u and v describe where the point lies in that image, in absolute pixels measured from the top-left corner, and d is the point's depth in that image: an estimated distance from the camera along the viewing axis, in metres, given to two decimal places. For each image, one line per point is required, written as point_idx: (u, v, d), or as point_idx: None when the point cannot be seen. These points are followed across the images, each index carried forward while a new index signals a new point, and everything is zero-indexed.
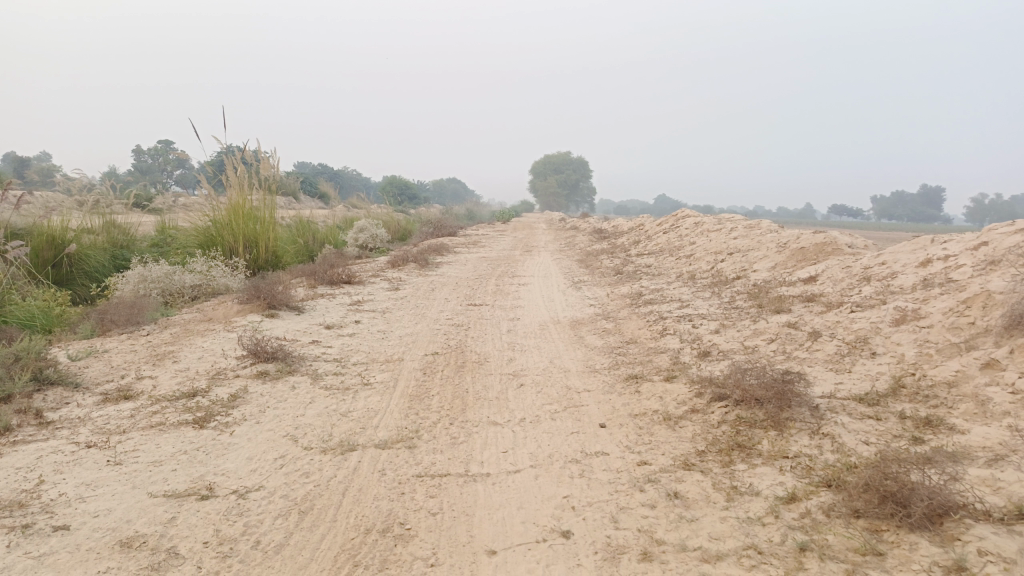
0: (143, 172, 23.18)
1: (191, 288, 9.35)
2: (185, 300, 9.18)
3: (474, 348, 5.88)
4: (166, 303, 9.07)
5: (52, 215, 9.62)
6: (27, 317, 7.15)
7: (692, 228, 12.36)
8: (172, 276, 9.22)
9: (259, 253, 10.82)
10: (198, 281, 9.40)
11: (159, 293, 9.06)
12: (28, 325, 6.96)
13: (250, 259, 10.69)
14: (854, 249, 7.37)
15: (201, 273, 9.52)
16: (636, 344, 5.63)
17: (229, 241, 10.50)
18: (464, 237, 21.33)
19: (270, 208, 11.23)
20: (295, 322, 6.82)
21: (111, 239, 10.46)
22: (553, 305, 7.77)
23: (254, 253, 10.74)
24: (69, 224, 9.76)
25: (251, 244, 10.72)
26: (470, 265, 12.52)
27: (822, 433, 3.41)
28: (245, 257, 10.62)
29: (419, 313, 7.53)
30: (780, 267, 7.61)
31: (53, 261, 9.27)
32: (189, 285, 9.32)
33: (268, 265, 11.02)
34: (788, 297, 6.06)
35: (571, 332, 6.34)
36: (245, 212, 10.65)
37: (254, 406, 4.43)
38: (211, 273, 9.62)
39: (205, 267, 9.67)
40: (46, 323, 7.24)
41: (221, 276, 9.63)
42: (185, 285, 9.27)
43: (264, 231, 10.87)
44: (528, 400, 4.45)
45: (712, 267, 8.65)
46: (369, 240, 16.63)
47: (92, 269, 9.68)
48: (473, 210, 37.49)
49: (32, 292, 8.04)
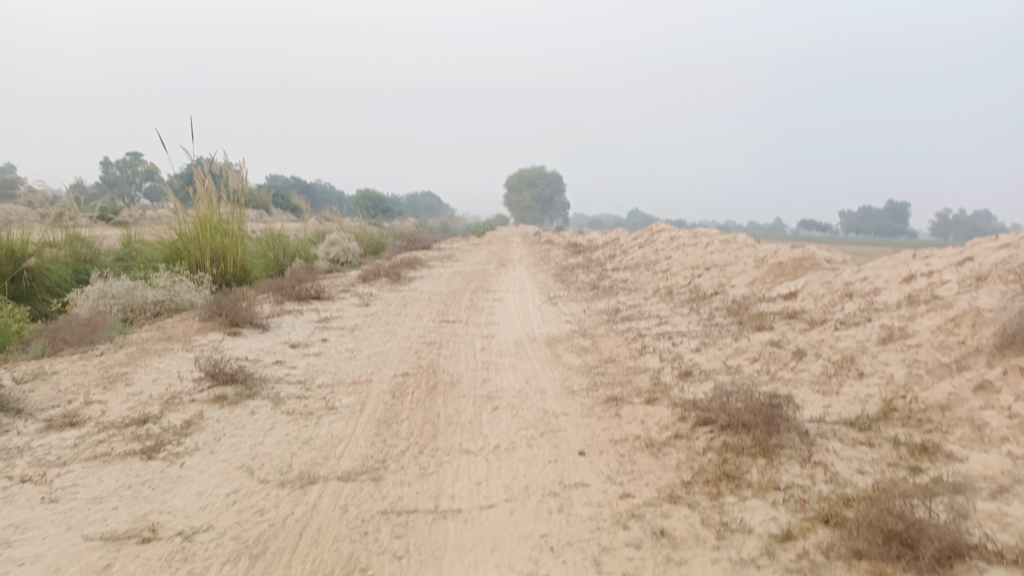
0: (110, 184, 22.61)
1: (154, 304, 8.98)
2: (147, 318, 8.80)
3: (447, 368, 5.63)
4: (126, 321, 8.69)
5: (11, 228, 9.21)
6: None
7: (668, 242, 12.25)
8: (134, 292, 8.83)
9: (227, 268, 10.46)
10: (162, 297, 9.03)
11: (119, 309, 8.67)
12: None
13: (217, 273, 10.34)
14: (833, 264, 7.27)
15: (165, 288, 9.15)
16: (614, 363, 5.42)
17: (195, 255, 10.13)
18: (438, 251, 21.06)
19: (239, 221, 10.90)
20: (259, 340, 6.52)
21: (74, 253, 10.05)
22: (528, 322, 7.55)
23: (222, 267, 10.39)
24: (29, 238, 9.35)
25: (218, 258, 10.37)
26: (443, 279, 12.27)
27: (814, 461, 3.22)
28: (212, 271, 10.26)
29: (389, 331, 7.26)
30: (759, 282, 7.48)
31: (12, 275, 8.86)
32: (151, 302, 8.94)
33: (236, 280, 10.67)
34: (769, 314, 5.90)
35: (547, 351, 6.12)
36: (212, 226, 10.31)
37: (209, 434, 4.13)
38: (176, 288, 9.26)
39: (169, 282, 9.30)
40: (4, 338, 6.87)
41: (185, 291, 9.27)
42: (148, 301, 8.88)
43: (232, 244, 10.53)
44: (502, 425, 4.21)
45: (689, 283, 8.50)
46: (341, 254, 16.27)
47: (54, 284, 9.27)
48: (448, 224, 37.23)
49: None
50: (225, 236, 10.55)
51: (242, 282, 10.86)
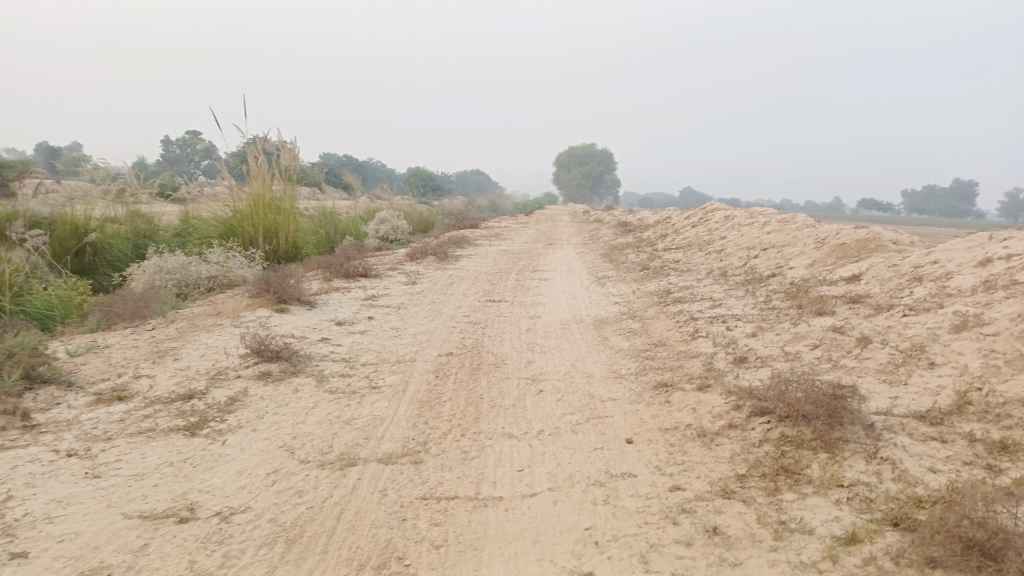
0: (170, 162, 23.14)
1: (207, 280, 9.09)
2: (200, 293, 8.92)
3: (491, 349, 5.52)
4: (180, 295, 8.83)
5: (75, 203, 9.44)
6: (45, 306, 6.96)
7: (722, 222, 11.86)
8: (188, 267, 8.95)
9: (279, 244, 10.55)
10: (215, 273, 9.13)
11: (174, 284, 8.81)
12: (47, 321, 6.83)
13: (269, 249, 10.43)
14: (900, 246, 6.88)
15: (218, 264, 9.26)
16: (665, 347, 5.23)
17: (249, 232, 10.25)
18: (487, 229, 20.96)
19: (291, 199, 10.97)
20: (305, 317, 6.52)
21: (134, 229, 10.23)
22: (576, 302, 7.38)
23: (274, 244, 10.47)
24: (92, 213, 9.57)
25: (271, 234, 10.46)
26: (491, 258, 12.15)
27: (881, 457, 3.00)
28: (264, 247, 10.36)
29: (435, 309, 7.18)
30: (819, 265, 7.15)
31: (76, 250, 9.09)
32: (204, 277, 9.06)
33: (288, 257, 10.76)
34: (830, 298, 5.61)
35: (595, 333, 5.96)
36: (265, 203, 10.41)
37: (252, 412, 4.11)
38: (229, 263, 9.36)
39: (222, 258, 9.41)
40: (67, 311, 7.11)
41: (238, 266, 9.37)
42: (201, 276, 9.00)
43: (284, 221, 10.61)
44: (547, 410, 4.08)
45: (744, 264, 8.19)
46: (390, 231, 16.29)
47: (116, 258, 9.44)
48: (497, 202, 37.11)
49: (50, 281, 7.83)
50: (277, 213, 10.63)
51: (293, 259, 10.95)
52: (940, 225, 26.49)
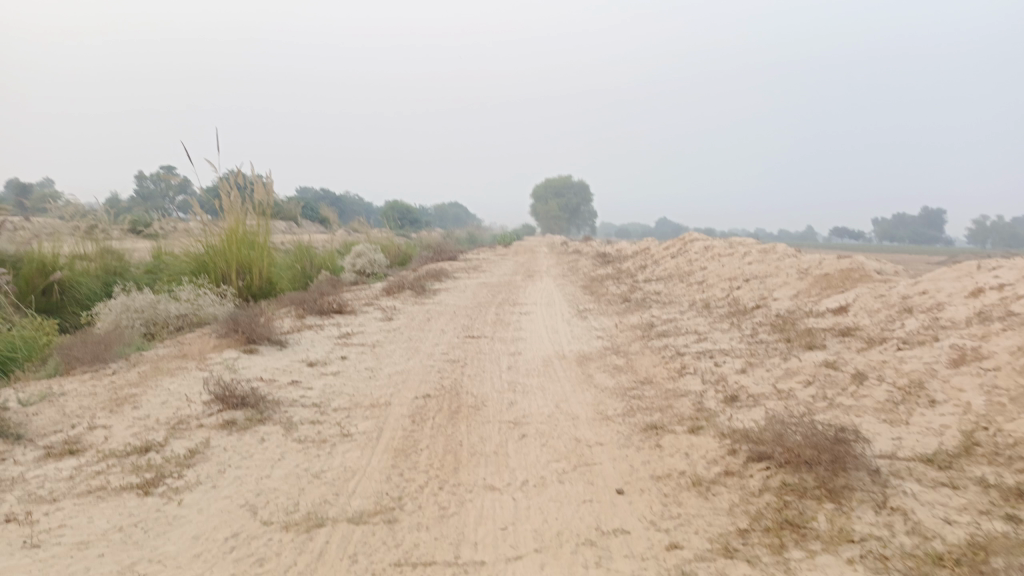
0: (144, 198, 22.76)
1: (177, 318, 8.75)
2: (169, 332, 8.58)
3: (471, 390, 5.27)
4: (148, 335, 8.48)
5: (42, 240, 9.15)
6: (7, 348, 6.67)
7: (701, 252, 11.78)
8: (157, 305, 8.63)
9: (253, 279, 10.31)
10: (185, 311, 8.79)
11: (142, 323, 8.46)
12: (9, 360, 6.55)
13: (243, 285, 10.14)
14: (885, 275, 6.78)
15: (189, 301, 8.93)
16: (652, 385, 5.01)
17: (221, 267, 9.95)
18: (465, 262, 20.79)
19: (265, 232, 10.70)
20: (275, 359, 6.22)
21: (105, 266, 9.81)
22: (557, 338, 7.17)
23: (248, 280, 10.19)
24: (60, 251, 9.22)
25: (244, 270, 10.18)
26: (469, 292, 11.94)
27: (891, 507, 2.79)
28: (237, 283, 10.07)
29: (412, 348, 6.92)
30: (803, 295, 7.02)
31: (43, 289, 8.72)
32: (174, 315, 8.72)
33: (261, 292, 10.53)
34: (819, 331, 5.45)
35: (578, 370, 5.74)
36: (239, 238, 10.12)
37: (213, 465, 3.82)
38: (200, 300, 9.02)
39: (193, 295, 9.09)
40: (31, 352, 6.83)
41: (210, 303, 9.05)
42: (170, 315, 8.66)
43: (258, 255, 10.35)
44: (531, 457, 3.83)
45: (727, 295, 8.06)
46: (366, 265, 16.05)
47: (85, 296, 9.06)
48: (475, 234, 37.03)
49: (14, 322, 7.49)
50: (251, 248, 10.35)
51: (267, 295, 10.66)
52: (910, 252, 26.97)
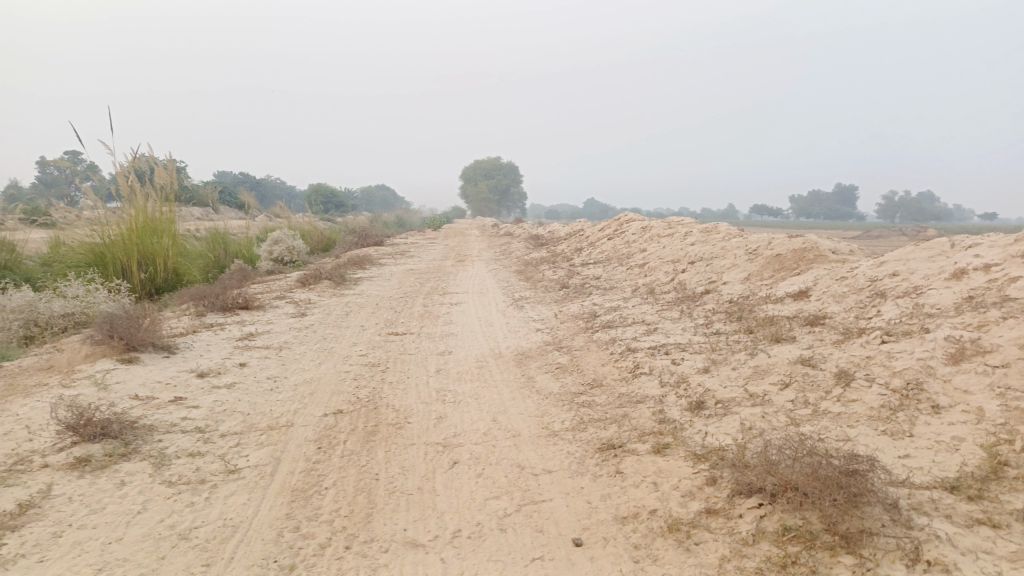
0: (46, 185, 20.82)
1: (62, 318, 7.54)
2: (54, 334, 7.35)
3: (391, 403, 4.45)
4: (29, 339, 7.26)
5: None
6: None
7: (639, 233, 11.20)
8: (37, 304, 7.42)
9: (157, 272, 9.16)
10: (72, 309, 7.56)
11: (21, 325, 7.25)
12: None
13: (145, 277, 9.03)
14: (840, 255, 6.30)
15: (77, 298, 7.71)
16: (602, 389, 4.33)
17: (121, 258, 8.76)
18: (392, 247, 19.84)
19: (172, 219, 9.50)
20: (158, 370, 5.25)
21: None
22: (491, 332, 6.43)
23: (151, 272, 9.08)
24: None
25: (147, 261, 9.06)
26: (394, 280, 11.07)
27: (927, 561, 2.17)
28: (139, 277, 8.91)
29: (326, 349, 6.06)
30: (755, 278, 6.49)
31: None
32: (58, 315, 7.49)
33: (167, 286, 9.39)
34: (784, 320, 4.88)
35: (516, 371, 5.02)
36: (143, 226, 8.93)
37: (48, 527, 2.91)
38: (92, 297, 7.77)
39: (82, 290, 7.85)
40: None
41: (104, 298, 7.84)
42: (54, 314, 7.44)
43: (163, 244, 9.21)
44: (463, 495, 3.08)
45: (672, 279, 7.48)
46: (285, 252, 14.88)
47: None
48: (404, 218, 35.90)
49: None
50: (156, 236, 9.18)
51: (174, 288, 9.55)
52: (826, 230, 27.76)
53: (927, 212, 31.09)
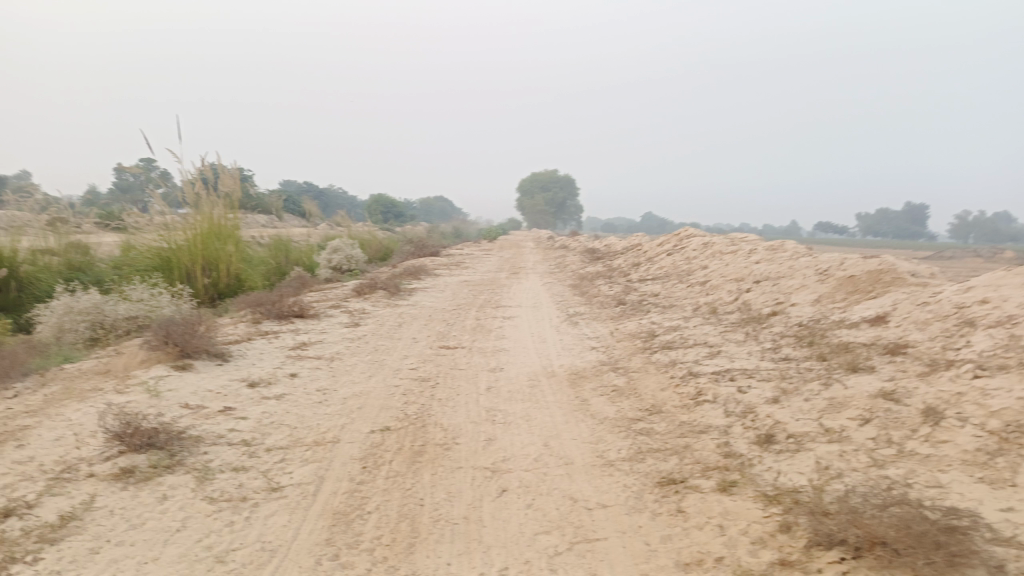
0: (121, 191, 21.62)
1: (126, 321, 7.62)
2: (117, 338, 7.46)
3: (440, 421, 4.30)
4: (94, 341, 7.39)
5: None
6: None
7: (700, 249, 10.84)
8: (103, 306, 7.51)
9: (220, 277, 9.28)
10: (135, 313, 7.63)
11: (87, 327, 7.38)
12: None
13: (208, 282, 9.15)
14: (920, 278, 5.89)
15: (142, 301, 7.75)
16: (662, 416, 4.09)
17: (186, 263, 8.90)
18: (448, 257, 19.88)
19: (236, 225, 9.62)
20: (210, 379, 5.22)
21: (69, 262, 8.80)
22: (544, 349, 6.23)
23: (214, 277, 9.20)
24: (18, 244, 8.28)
25: (210, 266, 9.18)
26: (449, 291, 10.98)
27: None
28: (202, 281, 9.04)
29: (376, 362, 5.96)
30: (826, 301, 6.12)
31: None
32: (122, 318, 7.55)
33: (229, 290, 9.50)
34: (860, 347, 4.54)
35: (570, 391, 4.81)
36: (208, 232, 9.07)
37: (86, 542, 2.83)
38: (156, 301, 7.81)
39: (147, 294, 7.91)
40: None
41: (167, 302, 7.86)
42: (118, 317, 7.52)
43: (226, 250, 9.33)
44: (511, 528, 2.89)
45: (736, 299, 7.15)
46: (343, 261, 14.99)
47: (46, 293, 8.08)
48: (461, 229, 36.05)
49: None
50: (221, 242, 9.30)
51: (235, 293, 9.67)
52: (893, 248, 26.68)
53: (1004, 231, 29.61)
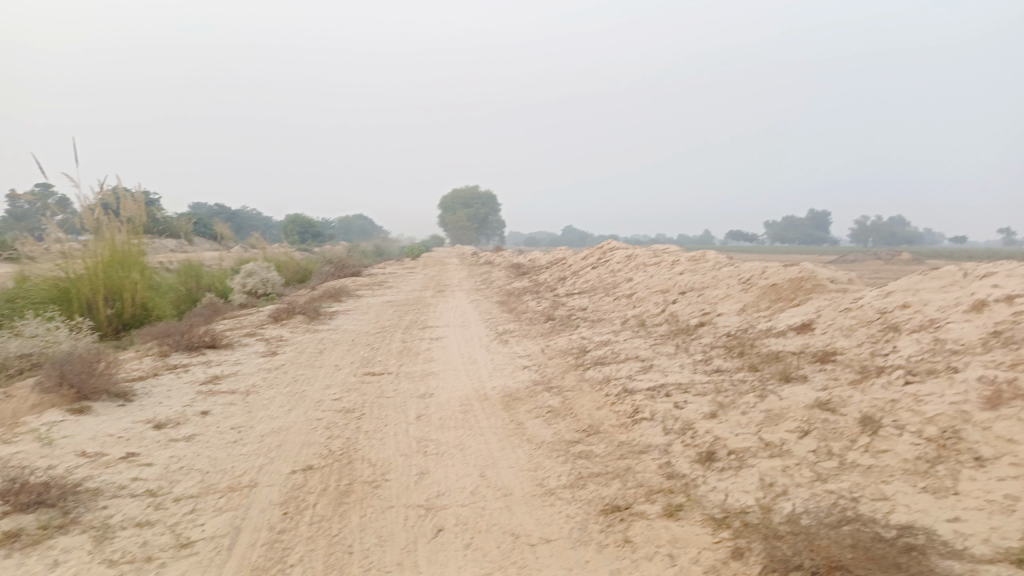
0: (15, 218, 20.20)
1: (19, 359, 6.92)
2: (9, 375, 6.74)
3: (367, 456, 4.04)
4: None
5: None
6: None
7: (624, 261, 10.90)
8: None
9: (125, 307, 8.67)
10: (30, 349, 6.96)
11: None
12: None
13: (111, 313, 8.56)
14: (839, 284, 6.02)
15: (37, 336, 7.06)
16: (600, 436, 3.96)
17: (86, 295, 8.27)
18: (370, 277, 19.44)
19: (141, 252, 9.03)
20: (111, 422, 4.78)
21: None
22: (474, 370, 6.03)
23: (118, 308, 8.59)
24: None
25: (113, 296, 8.60)
26: (371, 313, 10.64)
27: None
28: (105, 313, 8.42)
29: (297, 393, 5.62)
30: (752, 310, 6.18)
31: None
32: (13, 356, 6.93)
33: (135, 322, 8.89)
34: (790, 356, 4.55)
35: (504, 415, 4.63)
36: (111, 260, 8.46)
37: None
38: (53, 334, 7.13)
39: (42, 328, 7.19)
40: None
41: (66, 337, 7.15)
42: (10, 354, 6.84)
43: (132, 278, 8.76)
44: (450, 572, 2.67)
45: (663, 310, 7.15)
46: (259, 285, 14.38)
47: None
48: (382, 247, 35.46)
49: None
50: (125, 270, 8.70)
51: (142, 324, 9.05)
52: (801, 255, 27.80)
53: (898, 234, 31.38)
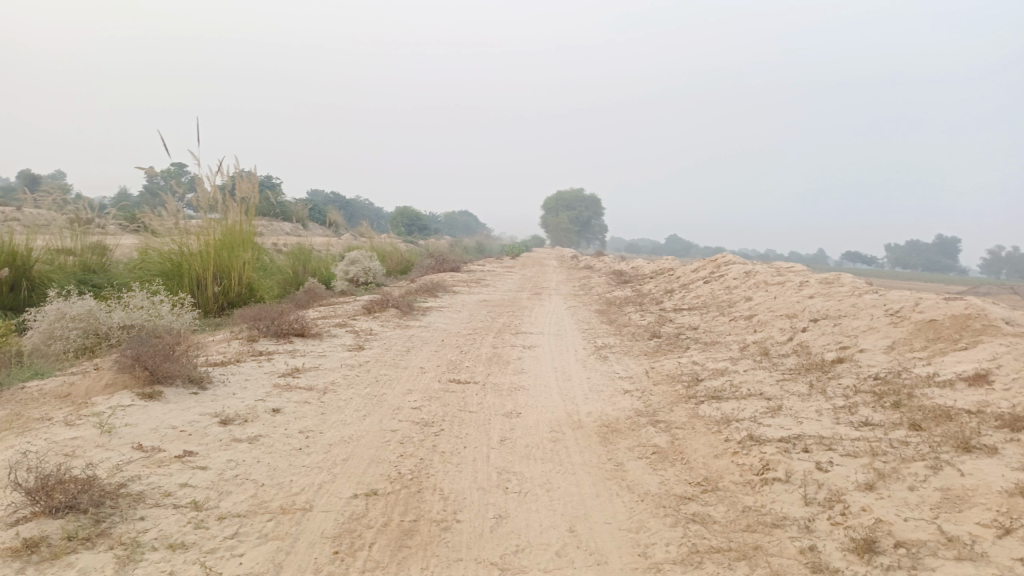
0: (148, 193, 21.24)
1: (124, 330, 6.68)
2: (110, 347, 6.54)
3: (440, 485, 3.48)
4: (87, 351, 6.51)
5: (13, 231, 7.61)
6: None
7: (741, 278, 9.94)
8: (101, 314, 6.64)
9: (232, 285, 8.40)
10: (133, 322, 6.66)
11: (80, 335, 6.50)
12: None
13: (218, 291, 8.30)
14: (1016, 326, 4.98)
15: (142, 309, 6.79)
16: (720, 496, 3.22)
17: (196, 270, 8.08)
18: (469, 273, 19.16)
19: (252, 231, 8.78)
20: (177, 412, 4.44)
21: (83, 263, 8.16)
22: (569, 390, 5.37)
23: (225, 285, 8.33)
24: (34, 243, 7.66)
25: (221, 273, 8.34)
26: (466, 312, 10.18)
27: None
28: (212, 289, 8.19)
29: (375, 397, 5.15)
30: (902, 349, 5.22)
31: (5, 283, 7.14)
32: (117, 326, 6.62)
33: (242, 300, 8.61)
34: (968, 416, 3.63)
35: (602, 451, 3.95)
36: (222, 237, 8.26)
37: None
38: (157, 309, 6.80)
39: (147, 302, 6.93)
40: None
41: (169, 313, 6.77)
42: (113, 325, 6.60)
43: (241, 258, 8.52)
44: None
45: (790, 339, 6.26)
46: (360, 273, 14.20)
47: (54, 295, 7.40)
48: (484, 244, 35.35)
49: None
50: (236, 248, 8.45)
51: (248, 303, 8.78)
52: (924, 282, 25.53)
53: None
